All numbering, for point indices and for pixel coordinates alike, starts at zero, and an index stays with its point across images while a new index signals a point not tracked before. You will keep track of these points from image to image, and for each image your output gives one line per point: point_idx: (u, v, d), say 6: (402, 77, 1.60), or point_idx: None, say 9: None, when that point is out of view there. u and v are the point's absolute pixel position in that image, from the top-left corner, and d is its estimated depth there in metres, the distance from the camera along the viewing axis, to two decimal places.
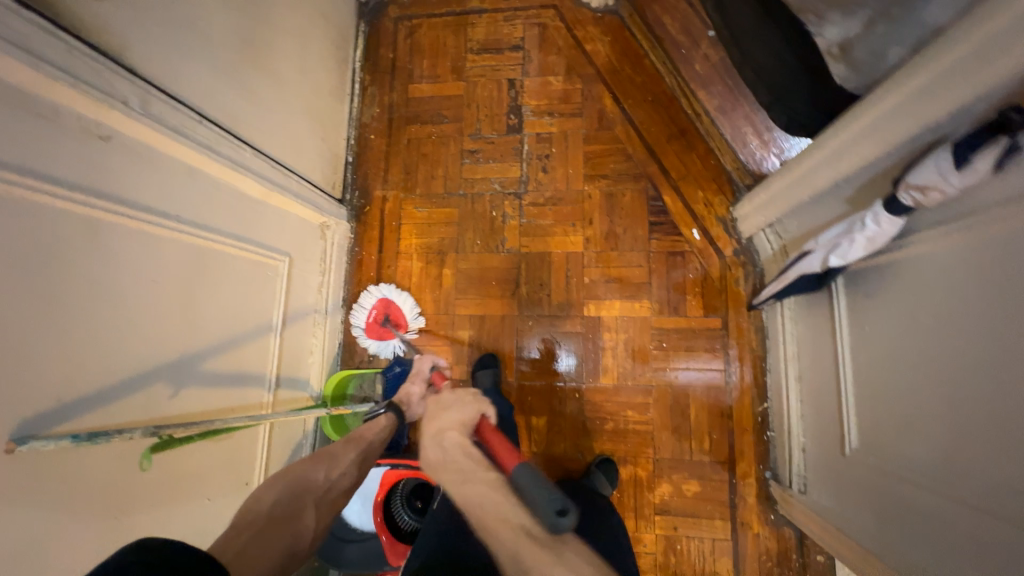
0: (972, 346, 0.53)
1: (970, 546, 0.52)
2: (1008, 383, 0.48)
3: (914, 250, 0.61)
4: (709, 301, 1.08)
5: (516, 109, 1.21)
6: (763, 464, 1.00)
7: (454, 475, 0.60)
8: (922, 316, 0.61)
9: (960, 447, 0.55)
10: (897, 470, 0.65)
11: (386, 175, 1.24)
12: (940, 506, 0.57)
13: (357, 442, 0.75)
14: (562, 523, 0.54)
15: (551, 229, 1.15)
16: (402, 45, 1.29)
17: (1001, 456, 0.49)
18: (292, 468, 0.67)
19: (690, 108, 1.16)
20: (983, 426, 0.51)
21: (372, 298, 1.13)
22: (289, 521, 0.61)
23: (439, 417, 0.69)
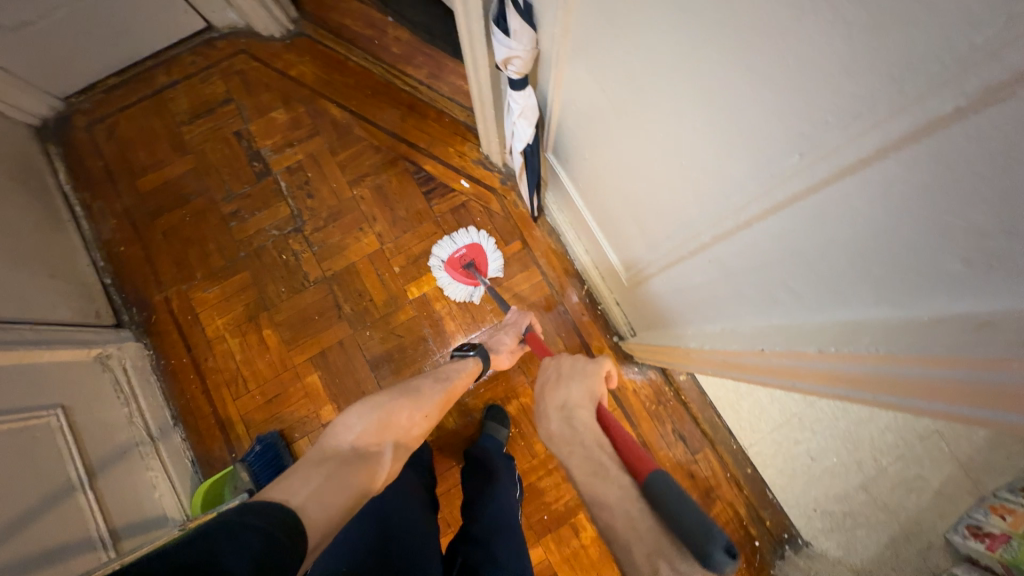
0: (612, 147, 0.66)
1: (693, 284, 0.65)
2: (635, 157, 0.61)
3: (555, 108, 0.75)
4: (504, 230, 1.18)
5: (256, 155, 1.21)
6: (610, 333, 1.13)
7: (581, 465, 0.63)
8: (589, 149, 0.74)
9: (650, 224, 0.68)
10: (647, 270, 0.79)
11: (157, 277, 1.16)
12: (670, 273, 0.70)
13: (439, 387, 0.85)
14: (723, 565, 0.46)
15: (344, 242, 1.17)
16: (108, 149, 1.21)
17: (662, 211, 0.62)
18: (384, 405, 0.76)
19: (406, 84, 1.25)
20: (647, 198, 0.64)
21: (467, 239, 1.14)
22: (374, 455, 0.69)
23: (566, 397, 0.75)
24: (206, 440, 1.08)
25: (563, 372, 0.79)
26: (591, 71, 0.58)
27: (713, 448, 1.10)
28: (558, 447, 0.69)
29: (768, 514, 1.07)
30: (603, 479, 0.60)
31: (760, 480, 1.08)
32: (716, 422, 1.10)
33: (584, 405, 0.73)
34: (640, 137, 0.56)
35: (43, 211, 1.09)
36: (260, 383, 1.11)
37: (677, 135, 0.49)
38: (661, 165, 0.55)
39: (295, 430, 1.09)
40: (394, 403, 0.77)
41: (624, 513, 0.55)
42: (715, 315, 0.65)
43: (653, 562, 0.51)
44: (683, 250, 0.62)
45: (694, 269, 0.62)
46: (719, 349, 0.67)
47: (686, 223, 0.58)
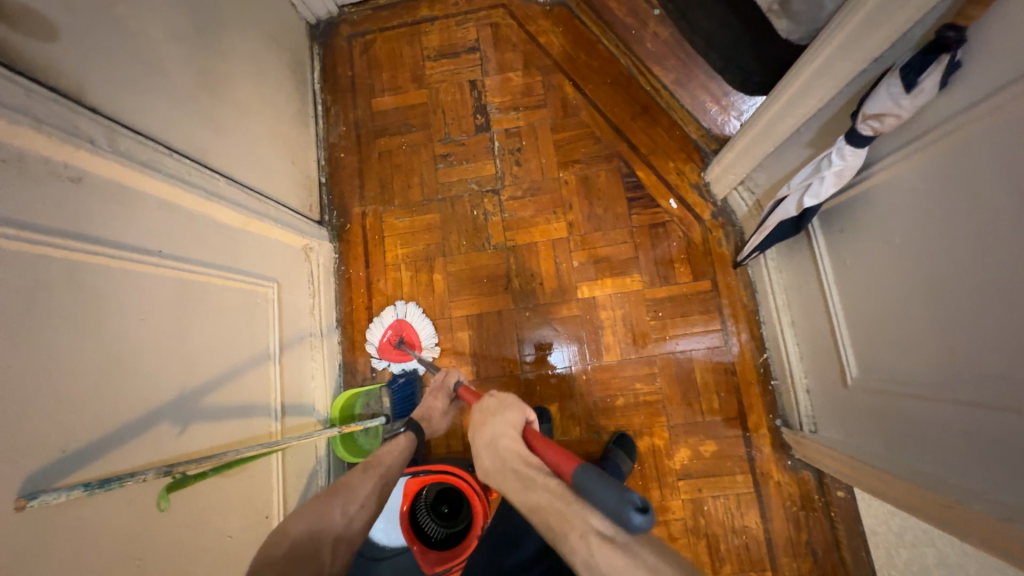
0: (956, 247, 0.55)
1: (988, 436, 0.54)
2: (1000, 276, 0.50)
3: (880, 178, 0.65)
4: (697, 266, 1.10)
5: (482, 108, 1.23)
6: (772, 414, 1.03)
7: (512, 480, 0.58)
8: (899, 233, 0.63)
9: (959, 348, 0.57)
10: (904, 384, 0.67)
11: (362, 191, 1.24)
12: (951, 409, 0.59)
13: (371, 473, 0.74)
14: (632, 521, 0.44)
15: (535, 219, 1.17)
16: (359, 62, 1.30)
17: (1003, 347, 0.51)
18: (303, 503, 0.65)
19: (649, 84, 1.20)
20: (980, 322, 0.53)
21: (389, 317, 1.13)
22: (314, 557, 0.58)
23: (490, 429, 0.66)
24: (356, 351, 1.16)
25: (488, 410, 0.68)
26: (1003, 162, 0.47)
27: None
28: (493, 481, 0.61)
29: None
30: (535, 485, 0.55)
31: None
32: (862, 558, 0.96)
33: (511, 428, 0.65)
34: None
35: (299, 102, 1.21)
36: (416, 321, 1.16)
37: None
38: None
39: (431, 375, 1.13)
40: (324, 500, 0.66)
41: (556, 512, 0.52)
42: (1002, 480, 0.53)
43: (585, 541, 0.48)
44: (1010, 400, 0.51)
45: (1008, 427, 0.51)
46: (981, 515, 0.55)
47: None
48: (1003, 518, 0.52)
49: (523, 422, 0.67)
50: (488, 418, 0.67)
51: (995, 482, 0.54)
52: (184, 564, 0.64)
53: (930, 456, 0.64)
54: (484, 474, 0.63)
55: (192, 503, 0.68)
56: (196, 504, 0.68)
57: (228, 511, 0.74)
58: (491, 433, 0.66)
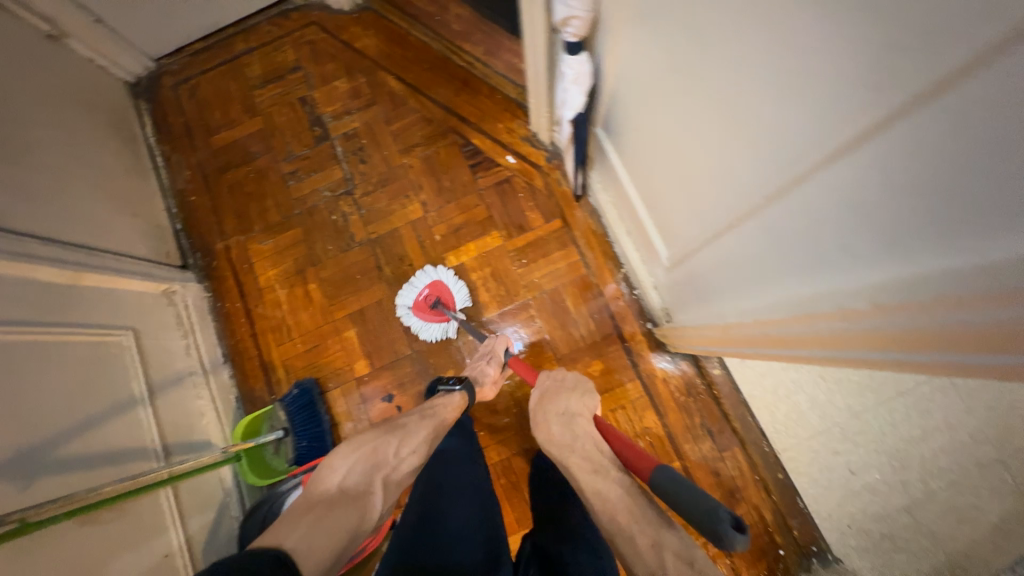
0: (673, 97, 0.60)
1: (837, 252, 0.45)
2: (692, 117, 0.58)
3: (609, 75, 0.74)
4: (545, 209, 1.18)
5: (317, 120, 1.28)
6: (643, 319, 1.11)
7: (581, 461, 0.72)
8: (643, 110, 0.70)
9: (727, 189, 0.57)
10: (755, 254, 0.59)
11: (221, 226, 1.26)
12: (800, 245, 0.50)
13: (426, 422, 0.84)
14: (727, 536, 0.49)
15: (391, 208, 1.22)
16: (188, 107, 1.32)
17: (761, 153, 0.48)
18: (367, 442, 0.77)
19: (463, 60, 1.28)
20: (734, 145, 0.52)
21: (425, 279, 1.14)
22: (360, 496, 0.71)
23: (566, 406, 0.82)
24: (250, 380, 1.16)
25: (565, 385, 0.87)
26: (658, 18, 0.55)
27: (742, 447, 1.06)
28: (556, 450, 0.77)
29: (797, 524, 1.02)
30: (602, 474, 0.68)
31: (790, 487, 1.04)
32: (749, 422, 1.05)
33: (586, 413, 0.80)
34: (719, 63, 0.48)
35: (130, 157, 1.21)
36: (302, 333, 1.18)
37: (744, 83, 0.46)
38: (745, 83, 0.45)
39: (330, 380, 1.15)
40: (383, 440, 0.78)
41: (626, 508, 0.62)
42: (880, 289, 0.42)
43: (658, 553, 0.56)
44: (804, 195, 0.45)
45: (831, 222, 0.43)
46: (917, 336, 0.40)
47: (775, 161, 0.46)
48: (776, 311, 0.60)
49: (593, 409, 0.82)
50: (567, 394, 0.84)
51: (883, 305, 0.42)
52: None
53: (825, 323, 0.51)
54: (549, 441, 0.78)
55: (57, 550, 0.67)
56: (58, 552, 0.68)
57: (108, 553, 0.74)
58: (565, 409, 0.81)
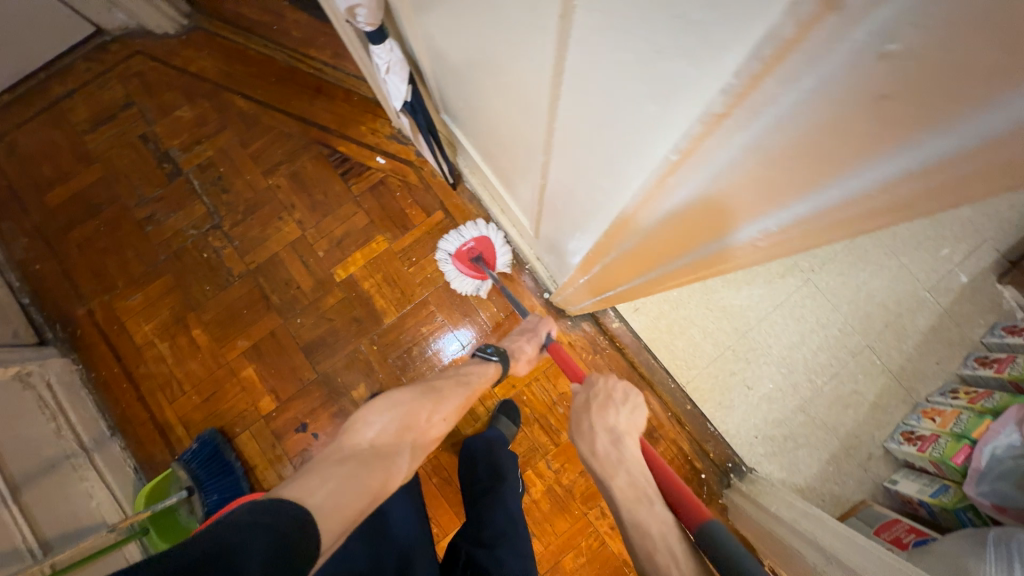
0: (471, 71, 0.61)
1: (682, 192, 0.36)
2: (486, 83, 0.59)
3: (425, 58, 0.73)
4: (425, 204, 1.17)
5: (165, 156, 1.19)
6: (539, 291, 1.13)
7: (625, 488, 0.66)
8: (464, 90, 0.70)
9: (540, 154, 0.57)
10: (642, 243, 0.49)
11: (79, 290, 1.14)
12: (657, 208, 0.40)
13: (461, 391, 0.83)
14: None
15: (264, 233, 1.16)
16: (9, 168, 1.18)
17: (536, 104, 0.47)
18: (406, 404, 0.75)
19: (311, 67, 1.22)
20: (523, 109, 0.52)
21: (472, 231, 1.09)
22: (389, 456, 0.68)
23: (614, 422, 0.74)
24: (147, 447, 1.08)
25: (615, 396, 0.78)
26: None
27: (652, 389, 1.11)
28: (599, 471, 0.71)
29: (712, 447, 1.08)
30: (646, 506, 0.63)
31: (701, 416, 1.09)
32: (653, 365, 1.11)
33: (633, 434, 0.73)
34: (476, 32, 0.49)
35: None
36: (195, 383, 1.10)
37: (493, 43, 0.47)
38: (495, 40, 0.46)
39: (236, 425, 1.09)
40: (417, 403, 0.76)
41: (665, 548, 0.57)
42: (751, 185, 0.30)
43: None
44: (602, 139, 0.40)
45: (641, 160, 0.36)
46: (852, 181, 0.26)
47: (541, 107, 0.47)
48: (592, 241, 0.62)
49: (641, 428, 0.75)
50: (616, 408, 0.77)
51: (814, 194, 0.28)
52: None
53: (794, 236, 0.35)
54: (591, 454, 0.73)
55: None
56: None
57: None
58: (612, 424, 0.74)
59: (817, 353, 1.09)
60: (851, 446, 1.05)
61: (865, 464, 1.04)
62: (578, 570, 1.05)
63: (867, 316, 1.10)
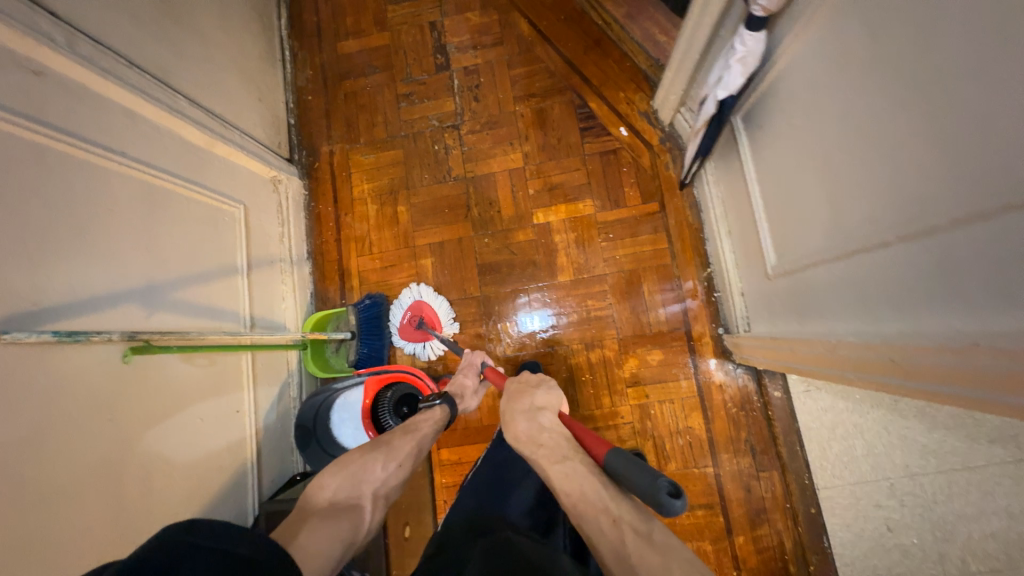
0: (858, 98, 0.57)
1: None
2: (865, 128, 0.56)
3: (782, 63, 0.70)
4: (646, 189, 1.16)
5: (442, 49, 1.28)
6: (715, 323, 1.09)
7: (548, 454, 0.62)
8: (810, 111, 0.66)
9: (899, 222, 0.53)
10: (928, 366, 0.50)
11: (330, 131, 1.30)
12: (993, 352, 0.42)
13: (411, 437, 0.79)
14: (669, 503, 0.47)
15: (492, 152, 1.23)
16: (324, 9, 1.35)
17: (942, 201, 0.47)
18: (353, 458, 0.71)
19: (600, 19, 1.23)
20: (916, 176, 0.50)
21: (407, 300, 1.15)
22: (353, 508, 0.67)
23: (530, 402, 0.70)
24: (327, 281, 1.23)
25: (529, 385, 0.75)
26: (881, 5, 0.51)
27: (781, 472, 1.05)
28: (523, 448, 0.66)
29: (816, 560, 1.00)
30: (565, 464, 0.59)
31: (820, 525, 1.01)
32: (796, 451, 1.04)
33: (550, 408, 0.69)
34: (933, 73, 0.45)
35: (265, 45, 1.27)
36: (382, 250, 1.23)
37: (977, 90, 0.41)
38: (962, 106, 0.43)
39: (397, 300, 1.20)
40: (367, 457, 0.72)
41: (590, 493, 0.55)
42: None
43: (618, 530, 0.51)
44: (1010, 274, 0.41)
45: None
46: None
47: (985, 189, 0.42)
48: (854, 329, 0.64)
49: (559, 403, 0.72)
50: (529, 390, 0.73)
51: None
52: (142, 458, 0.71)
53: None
54: (517, 441, 0.66)
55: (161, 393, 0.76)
56: (163, 379, 0.77)
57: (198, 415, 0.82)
58: (529, 404, 0.70)
59: (987, 538, 0.83)
60: None
61: None
62: None
63: None
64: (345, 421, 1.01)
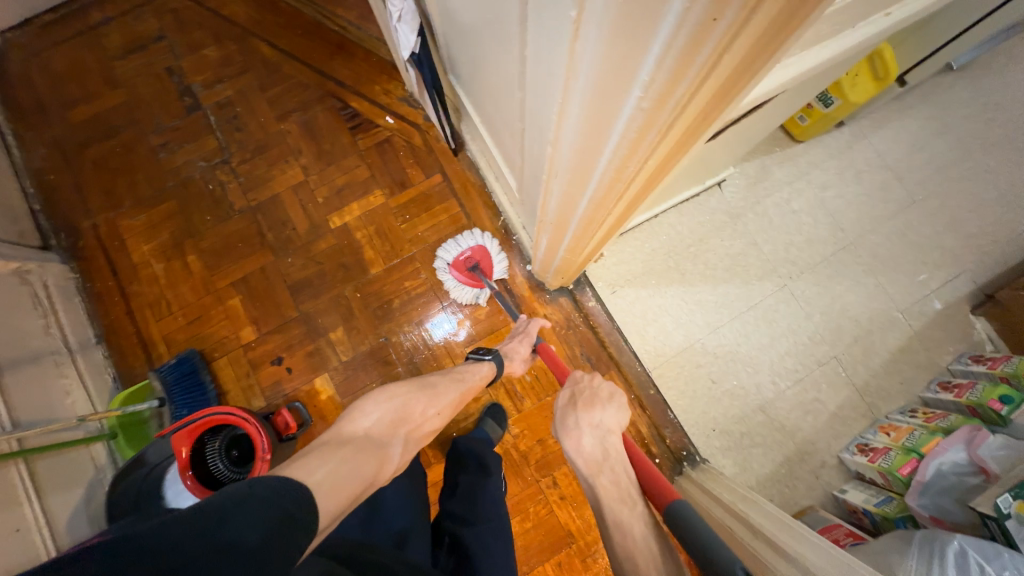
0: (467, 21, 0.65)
1: (570, 96, 0.33)
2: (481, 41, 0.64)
3: (435, 12, 0.78)
4: (425, 165, 1.21)
5: (187, 90, 1.24)
6: (523, 262, 1.17)
7: (609, 488, 0.65)
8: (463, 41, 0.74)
9: (515, 107, 0.60)
10: (564, 191, 0.49)
11: (87, 204, 1.19)
12: (557, 145, 0.41)
13: (455, 386, 0.85)
14: None
15: (269, 174, 1.21)
16: (40, 82, 1.24)
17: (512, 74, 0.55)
18: (401, 395, 0.77)
19: (336, 24, 1.28)
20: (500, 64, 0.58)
21: (470, 240, 1.13)
22: (384, 446, 0.69)
23: (601, 418, 0.72)
24: (128, 358, 1.12)
25: (599, 393, 0.76)
26: None
27: (618, 370, 1.13)
28: (582, 465, 0.68)
29: (669, 433, 1.10)
30: (628, 507, 0.63)
31: (662, 401, 1.11)
32: (623, 347, 1.13)
33: (617, 429, 0.71)
34: None
35: None
36: (182, 306, 1.15)
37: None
38: None
39: (214, 350, 1.13)
40: (413, 395, 0.79)
41: (648, 554, 0.57)
42: (594, 110, 0.32)
43: None
44: (535, 63, 0.40)
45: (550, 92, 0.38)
46: (649, 92, 0.26)
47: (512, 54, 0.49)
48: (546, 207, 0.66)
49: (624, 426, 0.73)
50: (602, 404, 0.74)
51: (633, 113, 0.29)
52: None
53: (658, 162, 0.36)
54: (577, 451, 0.69)
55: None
56: None
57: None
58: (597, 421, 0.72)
59: (785, 357, 1.13)
60: (804, 451, 1.08)
61: (818, 471, 1.07)
62: (523, 534, 1.07)
63: (837, 329, 1.13)
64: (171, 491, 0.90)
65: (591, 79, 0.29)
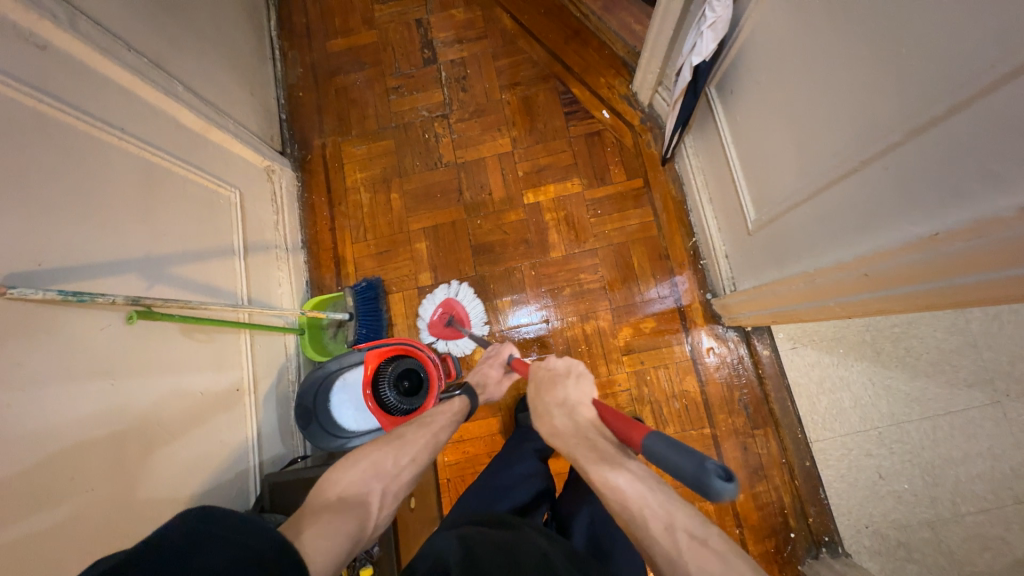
0: (813, 51, 0.62)
1: (942, 242, 0.48)
2: (819, 77, 0.62)
3: (748, 28, 0.76)
4: (629, 166, 1.21)
5: (428, 44, 1.34)
6: (703, 289, 1.14)
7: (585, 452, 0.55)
8: (775, 66, 0.71)
9: (863, 148, 0.56)
10: (837, 280, 0.65)
11: (322, 125, 1.33)
12: (888, 254, 0.55)
13: (425, 427, 0.71)
14: (716, 486, 0.42)
15: (481, 138, 1.27)
16: (312, 11, 1.40)
17: (895, 119, 0.52)
18: (363, 449, 0.65)
19: (579, 12, 1.31)
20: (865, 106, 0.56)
21: (442, 295, 1.17)
22: (360, 505, 0.60)
23: (563, 395, 0.63)
24: (322, 268, 1.25)
25: (557, 373, 0.67)
26: None
27: (775, 428, 1.09)
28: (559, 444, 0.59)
29: (814, 512, 1.04)
30: (593, 449, 0.55)
31: (815, 477, 1.04)
32: (788, 408, 1.08)
33: (584, 399, 0.62)
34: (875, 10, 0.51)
35: (256, 44, 1.31)
36: (377, 237, 1.25)
37: (912, 6, 0.47)
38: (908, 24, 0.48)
39: (393, 284, 1.22)
40: (377, 447, 0.66)
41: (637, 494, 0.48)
42: (963, 259, 0.46)
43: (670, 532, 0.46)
44: (902, 188, 0.52)
45: (924, 215, 0.51)
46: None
47: (933, 97, 0.47)
48: (837, 262, 0.65)
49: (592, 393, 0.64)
50: (560, 381, 0.66)
51: None
52: (128, 468, 0.67)
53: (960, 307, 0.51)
54: (551, 435, 0.60)
55: (149, 399, 0.72)
56: (165, 349, 0.77)
57: (186, 433, 0.78)
58: (562, 396, 0.63)
59: (975, 480, 0.93)
60: None
61: None
62: None
63: None
64: (344, 401, 1.01)
65: (983, 247, 0.44)
